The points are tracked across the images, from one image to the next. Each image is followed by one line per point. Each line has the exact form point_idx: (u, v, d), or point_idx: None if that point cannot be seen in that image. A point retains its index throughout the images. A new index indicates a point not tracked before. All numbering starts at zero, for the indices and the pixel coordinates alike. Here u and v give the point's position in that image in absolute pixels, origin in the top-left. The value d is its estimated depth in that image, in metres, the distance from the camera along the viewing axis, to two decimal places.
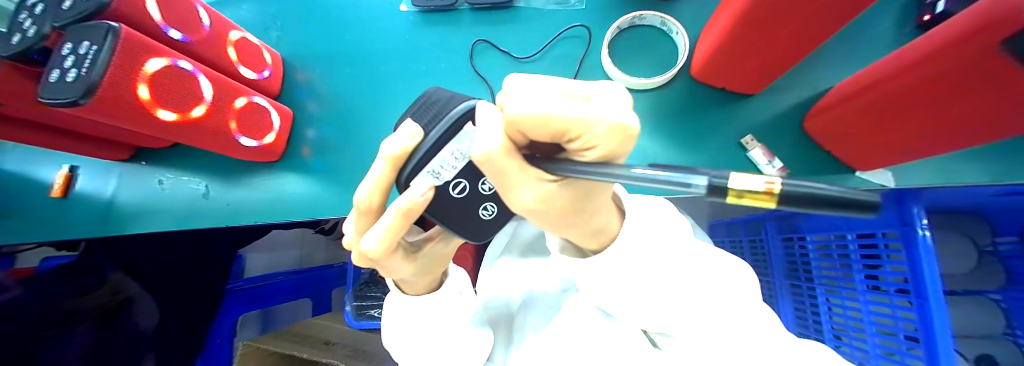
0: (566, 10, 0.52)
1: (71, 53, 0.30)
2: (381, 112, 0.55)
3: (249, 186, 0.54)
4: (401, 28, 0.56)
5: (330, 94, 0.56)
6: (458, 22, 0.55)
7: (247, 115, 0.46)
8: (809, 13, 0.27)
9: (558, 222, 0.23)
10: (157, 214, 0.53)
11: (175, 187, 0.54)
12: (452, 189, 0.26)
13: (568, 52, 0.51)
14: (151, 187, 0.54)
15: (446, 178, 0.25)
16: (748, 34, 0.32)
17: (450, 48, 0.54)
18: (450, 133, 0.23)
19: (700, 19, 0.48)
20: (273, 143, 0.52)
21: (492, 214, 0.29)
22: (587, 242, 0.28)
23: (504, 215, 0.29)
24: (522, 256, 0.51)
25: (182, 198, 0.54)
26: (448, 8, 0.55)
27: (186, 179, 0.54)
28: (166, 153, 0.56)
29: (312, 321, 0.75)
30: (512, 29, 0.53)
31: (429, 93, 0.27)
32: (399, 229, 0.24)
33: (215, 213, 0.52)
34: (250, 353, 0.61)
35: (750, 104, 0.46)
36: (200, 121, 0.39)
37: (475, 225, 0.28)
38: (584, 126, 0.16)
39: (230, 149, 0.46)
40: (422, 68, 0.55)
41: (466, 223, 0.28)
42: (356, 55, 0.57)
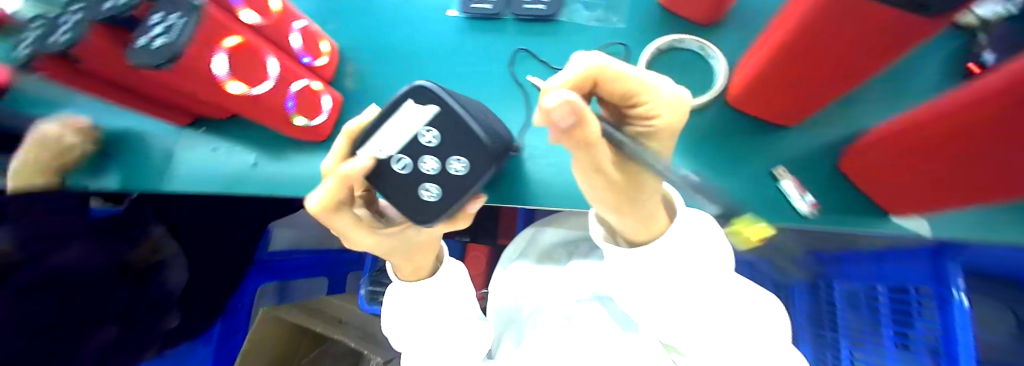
0: (606, 28, 0.54)
1: (158, 23, 0.32)
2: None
3: (293, 161, 0.58)
4: (450, 31, 0.60)
5: (375, 86, 0.60)
6: (502, 30, 0.58)
7: (302, 96, 0.49)
8: (860, 51, 0.27)
9: (614, 201, 0.26)
10: (209, 178, 0.58)
11: (225, 154, 0.59)
12: (395, 164, 0.26)
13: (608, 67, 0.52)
14: (206, 152, 0.59)
15: (388, 152, 0.26)
16: (794, 67, 0.33)
17: (493, 54, 0.57)
18: (394, 108, 0.25)
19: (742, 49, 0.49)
20: (321, 125, 0.55)
21: (434, 196, 0.27)
22: (637, 232, 0.28)
23: (450, 199, 0.27)
24: (538, 262, 0.54)
25: (229, 166, 0.58)
26: (495, 16, 0.58)
27: (239, 149, 0.59)
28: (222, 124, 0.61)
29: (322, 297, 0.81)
30: (553, 41, 0.56)
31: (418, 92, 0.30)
32: (337, 190, 0.26)
33: (261, 183, 0.57)
34: (268, 319, 0.70)
35: (784, 137, 0.46)
36: (261, 97, 0.43)
37: (419, 205, 0.28)
38: (652, 94, 0.24)
39: (280, 122, 0.49)
40: (466, 71, 0.58)
41: (409, 199, 0.28)
42: (404, 52, 0.60)
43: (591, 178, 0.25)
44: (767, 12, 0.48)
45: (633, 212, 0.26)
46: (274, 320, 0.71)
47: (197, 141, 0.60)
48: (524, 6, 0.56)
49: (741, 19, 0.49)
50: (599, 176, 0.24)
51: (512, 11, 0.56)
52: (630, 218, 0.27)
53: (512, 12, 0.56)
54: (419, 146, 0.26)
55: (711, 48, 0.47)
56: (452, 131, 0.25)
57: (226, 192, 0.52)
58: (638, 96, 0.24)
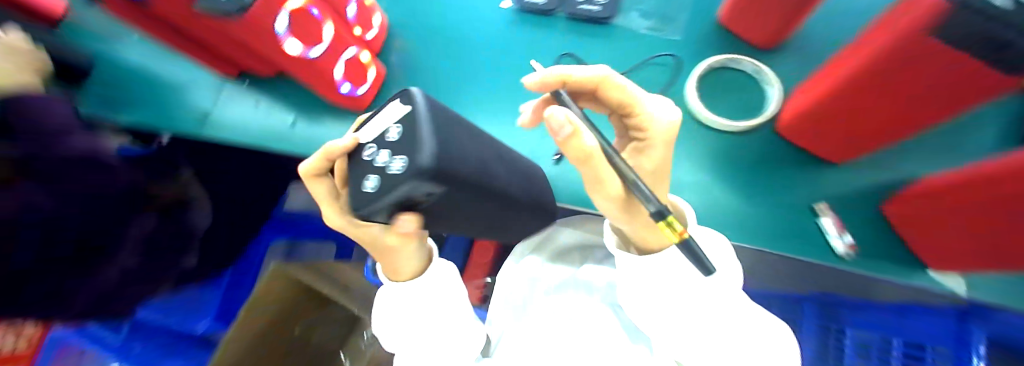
0: (657, 39, 0.53)
1: None
2: (468, 95, 0.57)
3: (330, 126, 0.58)
4: (499, 23, 0.60)
5: (419, 65, 0.60)
6: (553, 28, 0.58)
7: (350, 65, 0.50)
8: (924, 96, 0.26)
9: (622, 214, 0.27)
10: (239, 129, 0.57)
11: (265, 109, 0.60)
12: (363, 153, 0.20)
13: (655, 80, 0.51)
14: (246, 105, 0.59)
15: (364, 138, 0.20)
16: (859, 99, 0.31)
17: (541, 49, 0.57)
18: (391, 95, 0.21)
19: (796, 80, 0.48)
20: (363, 96, 0.56)
21: (371, 190, 0.17)
22: (648, 242, 0.30)
23: (387, 198, 0.16)
24: (551, 260, 0.55)
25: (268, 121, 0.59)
26: (548, 12, 0.58)
27: (280, 108, 0.60)
28: (267, 80, 0.62)
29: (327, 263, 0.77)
30: (603, 45, 0.55)
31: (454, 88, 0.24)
32: (317, 163, 0.24)
33: (297, 142, 0.57)
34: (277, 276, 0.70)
35: (829, 175, 0.45)
36: (314, 61, 0.44)
37: (355, 200, 0.18)
38: (644, 107, 0.26)
39: (329, 90, 0.51)
40: (511, 63, 0.58)
41: (353, 200, 0.19)
42: (452, 36, 0.61)
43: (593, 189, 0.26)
44: (827, 47, 0.47)
45: (638, 222, 0.27)
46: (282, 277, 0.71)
47: (237, 93, 0.60)
48: (579, 6, 0.55)
49: (799, 50, 0.48)
50: (601, 190, 0.25)
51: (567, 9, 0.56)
52: (637, 227, 0.28)
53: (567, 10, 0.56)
54: (386, 128, 0.19)
55: (767, 73, 0.46)
56: (420, 120, 0.17)
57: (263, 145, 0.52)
58: (629, 106, 0.26)
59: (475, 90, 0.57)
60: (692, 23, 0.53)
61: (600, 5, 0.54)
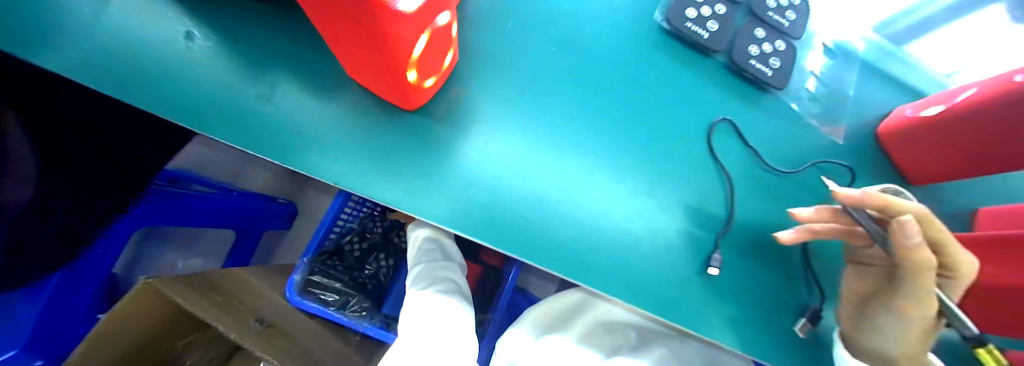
0: (830, 131, 0.37)
1: None
2: (570, 140, 0.33)
3: (355, 112, 0.30)
4: (631, 30, 0.37)
5: (502, 65, 0.34)
6: (705, 73, 0.36)
7: (431, 58, 0.25)
8: None
9: (910, 330, 0.26)
10: (231, 126, 0.27)
11: (199, 68, 0.29)
12: (222, 284, 0.65)
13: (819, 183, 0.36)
14: (210, 64, 0.29)
15: (262, 314, 0.65)
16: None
17: (688, 99, 0.35)
18: (256, 315, 0.63)
19: (959, 210, 0.39)
20: (422, 96, 0.28)
21: (217, 272, 0.67)
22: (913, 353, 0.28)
23: (218, 276, 0.66)
24: (580, 340, 0.51)
25: (215, 85, 0.28)
26: (706, 49, 0.36)
27: (230, 66, 0.29)
28: (263, 36, 0.31)
29: (220, 273, 0.67)
30: (769, 120, 0.36)
31: (266, 314, 0.66)
32: None
33: (275, 137, 0.28)
34: (145, 295, 0.49)
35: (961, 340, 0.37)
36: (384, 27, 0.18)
37: (273, 309, 0.68)
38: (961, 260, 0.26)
39: (370, 68, 0.25)
40: (648, 104, 0.35)
41: (261, 305, 0.67)
42: (565, 30, 0.36)
43: (897, 299, 0.26)
44: (974, 210, 0.40)
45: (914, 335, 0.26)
46: (151, 297, 0.49)
47: (178, 40, 0.29)
48: (750, 58, 0.35)
49: (947, 204, 0.40)
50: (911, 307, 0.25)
51: (734, 57, 0.35)
52: (913, 349, 0.27)
53: (732, 56, 0.35)
54: (259, 314, 0.64)
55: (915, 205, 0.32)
56: (196, 286, 0.59)
57: (233, 140, 0.27)
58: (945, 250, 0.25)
59: (581, 137, 0.33)
60: (858, 125, 0.39)
61: (774, 69, 0.35)
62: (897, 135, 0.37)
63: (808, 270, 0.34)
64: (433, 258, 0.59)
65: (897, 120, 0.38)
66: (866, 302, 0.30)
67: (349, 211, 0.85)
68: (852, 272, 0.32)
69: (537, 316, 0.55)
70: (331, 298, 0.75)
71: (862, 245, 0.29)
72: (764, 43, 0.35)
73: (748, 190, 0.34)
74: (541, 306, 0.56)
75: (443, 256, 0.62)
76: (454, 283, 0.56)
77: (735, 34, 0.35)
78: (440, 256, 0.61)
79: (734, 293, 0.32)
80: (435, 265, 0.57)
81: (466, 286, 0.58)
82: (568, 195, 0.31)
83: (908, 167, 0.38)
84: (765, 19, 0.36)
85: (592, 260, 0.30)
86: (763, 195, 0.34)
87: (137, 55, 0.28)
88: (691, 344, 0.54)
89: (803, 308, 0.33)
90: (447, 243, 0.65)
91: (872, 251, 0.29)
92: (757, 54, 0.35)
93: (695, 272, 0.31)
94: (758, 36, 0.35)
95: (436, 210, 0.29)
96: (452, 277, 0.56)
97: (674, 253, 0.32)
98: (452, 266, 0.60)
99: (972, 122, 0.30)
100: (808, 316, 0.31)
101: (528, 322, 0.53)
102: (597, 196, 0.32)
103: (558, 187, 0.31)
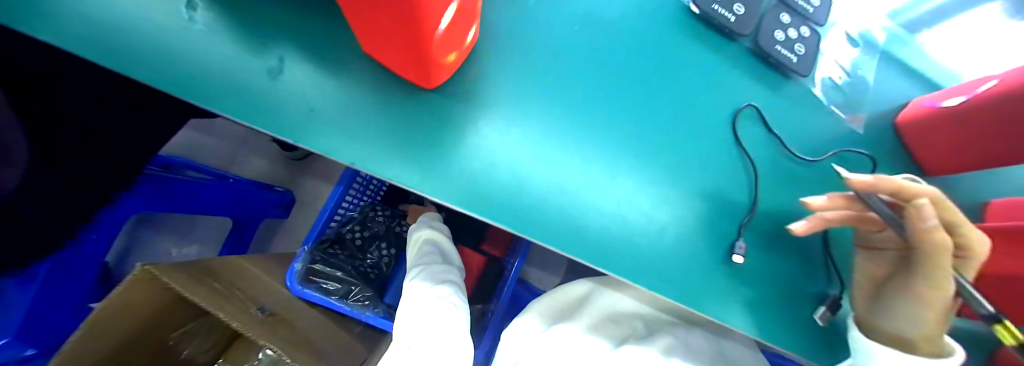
0: (847, 122, 0.37)
1: None
2: (589, 126, 0.32)
3: (375, 90, 0.29)
4: (652, 15, 0.36)
5: (524, 45, 0.33)
6: (729, 58, 0.36)
7: (454, 31, 0.23)
8: None
9: (927, 318, 0.26)
10: (236, 98, 0.26)
11: (206, 40, 0.27)
12: (222, 271, 0.64)
13: (834, 173, 0.36)
14: (214, 34, 0.27)
15: (263, 302, 0.64)
16: None
17: (711, 84, 0.35)
18: (256, 303, 0.62)
19: (968, 200, 0.40)
20: (443, 73, 0.27)
21: (213, 260, 0.65)
22: (930, 340, 0.27)
23: (216, 264, 0.65)
24: (590, 329, 0.51)
25: (223, 58, 0.26)
26: (731, 34, 0.36)
27: (238, 37, 0.28)
28: (272, 7, 0.30)
29: (217, 261, 0.66)
30: (790, 107, 0.36)
31: (267, 302, 0.65)
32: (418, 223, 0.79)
33: (289, 113, 0.26)
34: (143, 281, 0.47)
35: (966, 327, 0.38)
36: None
37: (274, 296, 0.67)
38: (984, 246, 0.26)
39: (389, 41, 0.23)
40: (670, 90, 0.35)
41: (262, 293, 0.66)
42: (587, 12, 0.35)
43: (912, 287, 0.26)
44: (982, 201, 0.40)
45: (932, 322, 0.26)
46: (148, 283, 0.48)
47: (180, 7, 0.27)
48: (777, 44, 0.35)
49: (958, 195, 0.40)
50: (928, 293, 0.25)
51: (761, 42, 0.35)
52: (927, 335, 0.27)
53: (758, 41, 0.36)
54: (259, 302, 0.63)
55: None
56: (194, 272, 0.57)
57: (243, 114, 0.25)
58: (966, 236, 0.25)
59: (605, 121, 0.33)
60: (876, 116, 0.39)
61: (799, 55, 0.35)
62: (914, 126, 0.37)
63: (831, 262, 0.35)
64: (432, 261, 0.60)
65: (912, 111, 0.38)
66: (881, 288, 0.30)
67: (350, 200, 0.82)
68: (865, 257, 0.31)
69: (543, 307, 0.55)
70: (333, 287, 0.74)
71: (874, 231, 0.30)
72: (790, 28, 0.35)
73: (769, 176, 0.34)
74: (547, 296, 0.56)
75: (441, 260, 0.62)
76: (454, 284, 0.56)
77: (762, 19, 0.35)
78: (439, 260, 0.61)
79: (755, 282, 0.32)
80: (436, 267, 0.57)
81: (464, 291, 0.58)
82: (589, 182, 0.31)
83: (925, 158, 0.38)
84: (791, 4, 0.36)
85: (614, 248, 0.30)
86: (782, 183, 0.35)
87: (133, 22, 0.25)
88: (699, 333, 0.54)
89: (823, 296, 0.34)
90: (444, 244, 0.67)
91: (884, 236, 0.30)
92: (783, 40, 0.35)
93: (719, 261, 0.32)
94: (784, 22, 0.35)
95: (456, 196, 0.27)
96: (452, 279, 0.57)
97: (695, 237, 0.32)
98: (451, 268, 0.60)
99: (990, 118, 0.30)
100: (829, 304, 0.32)
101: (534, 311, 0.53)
102: (617, 183, 0.31)
103: (582, 172, 0.31)
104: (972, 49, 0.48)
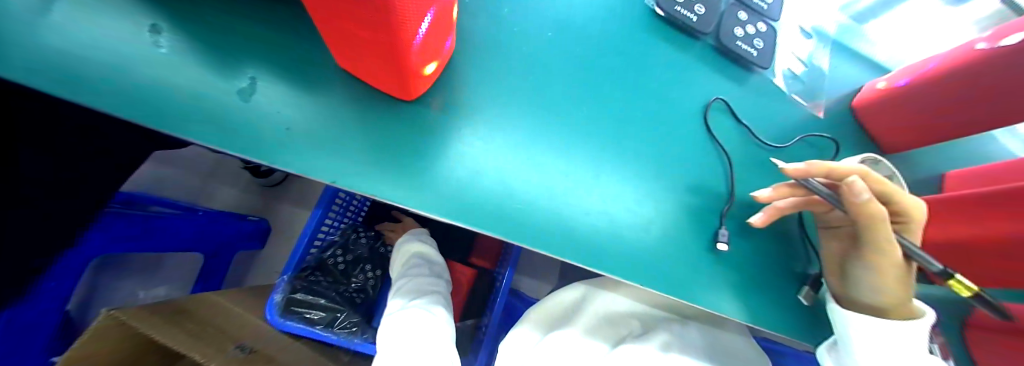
0: (809, 111, 0.40)
1: None
2: (569, 129, 0.33)
3: (358, 103, 0.29)
4: (621, 18, 0.38)
5: (500, 53, 0.33)
6: (696, 55, 0.38)
7: (431, 41, 0.23)
8: None
9: (895, 280, 0.29)
10: (210, 121, 0.24)
11: (170, 63, 0.26)
12: (195, 311, 0.60)
13: (804, 157, 0.38)
14: (184, 59, 0.26)
15: (243, 341, 0.59)
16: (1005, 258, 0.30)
17: (683, 81, 0.37)
18: (235, 342, 0.57)
19: (926, 176, 0.43)
20: (423, 82, 0.27)
21: (181, 301, 0.61)
22: (899, 300, 0.30)
23: (186, 303, 0.61)
24: (589, 334, 0.51)
25: (189, 80, 0.25)
26: (694, 32, 0.38)
27: (208, 59, 0.27)
28: (244, 28, 0.29)
29: (186, 301, 0.61)
30: (757, 98, 0.38)
31: (248, 341, 0.60)
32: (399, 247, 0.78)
33: (266, 133, 0.26)
34: (109, 327, 0.43)
35: (941, 295, 0.40)
36: (394, 11, 0.17)
37: (256, 333, 0.63)
38: (912, 205, 0.31)
39: (365, 54, 0.23)
40: (645, 87, 0.36)
41: (244, 329, 0.62)
42: (559, 19, 0.36)
43: (868, 254, 0.29)
44: (940, 174, 0.43)
45: (899, 281, 0.29)
46: (114, 329, 0.44)
47: (144, 33, 0.26)
48: (737, 40, 0.37)
49: (916, 171, 0.43)
50: (883, 260, 0.29)
51: (723, 39, 0.37)
52: (898, 296, 0.30)
53: (719, 38, 0.38)
54: (239, 341, 0.58)
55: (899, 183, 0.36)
56: (161, 315, 0.53)
57: (217, 137, 0.24)
58: (895, 199, 0.30)
59: (585, 122, 0.33)
60: (835, 103, 0.42)
61: (758, 49, 0.38)
62: (870, 110, 0.41)
63: (808, 240, 0.37)
64: (422, 273, 0.59)
65: (867, 95, 0.41)
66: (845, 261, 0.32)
67: (330, 224, 0.79)
68: (832, 237, 0.34)
69: (539, 315, 0.54)
70: (316, 316, 0.71)
71: (824, 212, 0.33)
72: (747, 25, 0.38)
73: (745, 164, 0.36)
74: (541, 305, 0.55)
75: (431, 271, 0.62)
76: (440, 295, 0.56)
77: (721, 18, 0.38)
78: (427, 272, 0.60)
79: (742, 269, 0.33)
80: (422, 279, 0.57)
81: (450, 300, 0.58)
82: (574, 183, 0.31)
83: (882, 138, 0.41)
84: (748, 3, 0.38)
85: (603, 245, 0.30)
86: (759, 170, 0.36)
87: (89, 49, 0.24)
88: (695, 326, 0.54)
89: (804, 275, 0.36)
90: (430, 255, 0.66)
91: (834, 214, 0.33)
92: (743, 36, 0.38)
93: (706, 251, 0.33)
94: (742, 20, 0.38)
95: (441, 206, 0.27)
96: (439, 291, 0.57)
97: (680, 228, 0.33)
98: (437, 280, 0.60)
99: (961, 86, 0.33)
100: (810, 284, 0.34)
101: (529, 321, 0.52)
102: (601, 182, 0.32)
103: (567, 173, 0.31)
104: (910, 39, 0.53)
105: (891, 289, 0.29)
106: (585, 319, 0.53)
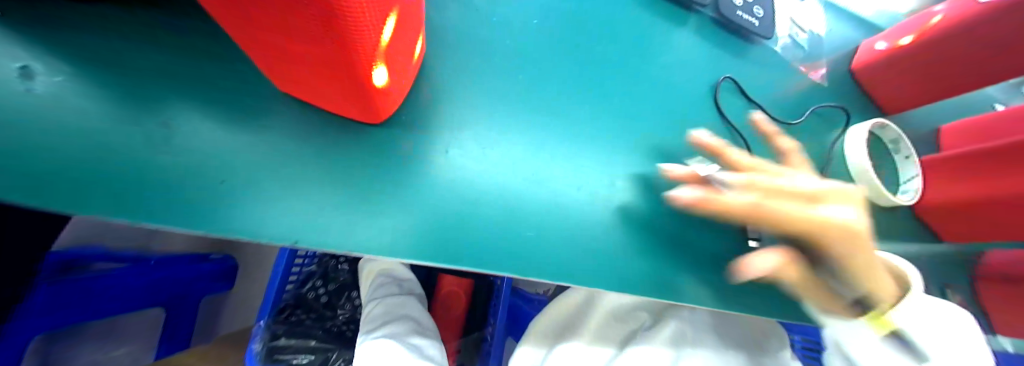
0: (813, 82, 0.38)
1: None
2: (574, 136, 0.29)
3: (335, 137, 0.23)
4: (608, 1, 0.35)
5: (486, 55, 0.29)
6: (696, 33, 0.36)
7: (396, 52, 0.18)
8: None
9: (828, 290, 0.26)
10: (131, 191, 0.18)
11: (77, 116, 0.19)
12: None
13: (815, 130, 0.37)
14: (79, 110, 0.19)
15: None
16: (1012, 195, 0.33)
17: (686, 63, 0.34)
18: None
19: (916, 134, 0.44)
20: (392, 100, 0.22)
21: None
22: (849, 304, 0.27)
23: None
24: (594, 342, 0.46)
25: (112, 137, 0.19)
26: (690, 4, 0.36)
27: (120, 106, 0.20)
28: (165, 60, 0.23)
29: None
30: (763, 74, 0.36)
31: None
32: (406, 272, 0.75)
33: (217, 192, 0.20)
34: None
35: (946, 252, 0.41)
36: (349, 17, 0.12)
37: None
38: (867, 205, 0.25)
39: (313, 75, 0.18)
40: (645, 75, 0.33)
41: None
42: (543, 8, 0.32)
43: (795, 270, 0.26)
44: (929, 132, 0.44)
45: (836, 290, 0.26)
46: None
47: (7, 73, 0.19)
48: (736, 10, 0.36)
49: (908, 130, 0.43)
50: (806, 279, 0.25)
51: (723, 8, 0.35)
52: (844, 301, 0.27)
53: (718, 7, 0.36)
54: None
55: (904, 144, 0.39)
56: None
57: (144, 209, 0.18)
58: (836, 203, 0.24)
59: (586, 123, 0.30)
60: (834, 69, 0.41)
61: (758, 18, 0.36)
62: (873, 64, 0.43)
63: None
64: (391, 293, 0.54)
65: (866, 56, 0.44)
66: None
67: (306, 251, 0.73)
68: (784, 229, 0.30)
69: (545, 325, 0.50)
70: (305, 361, 0.64)
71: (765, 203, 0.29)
72: None
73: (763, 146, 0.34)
74: (546, 312, 0.51)
75: (401, 289, 0.57)
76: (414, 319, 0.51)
77: None
78: (396, 291, 0.56)
79: None
80: (393, 300, 0.52)
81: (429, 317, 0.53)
82: (585, 197, 0.27)
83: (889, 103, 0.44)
84: None
85: (626, 264, 0.27)
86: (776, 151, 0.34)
87: None
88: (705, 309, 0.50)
89: None
90: (401, 272, 0.60)
91: None
92: (741, 5, 0.36)
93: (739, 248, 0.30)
94: None
95: (442, 250, 0.22)
96: (411, 313, 0.52)
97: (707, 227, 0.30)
98: (411, 298, 0.56)
99: (954, 46, 0.37)
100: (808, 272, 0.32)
101: (535, 333, 0.49)
102: (614, 191, 0.28)
103: (576, 183, 0.27)
104: None
105: (800, 296, 0.28)
106: (589, 323, 0.48)
